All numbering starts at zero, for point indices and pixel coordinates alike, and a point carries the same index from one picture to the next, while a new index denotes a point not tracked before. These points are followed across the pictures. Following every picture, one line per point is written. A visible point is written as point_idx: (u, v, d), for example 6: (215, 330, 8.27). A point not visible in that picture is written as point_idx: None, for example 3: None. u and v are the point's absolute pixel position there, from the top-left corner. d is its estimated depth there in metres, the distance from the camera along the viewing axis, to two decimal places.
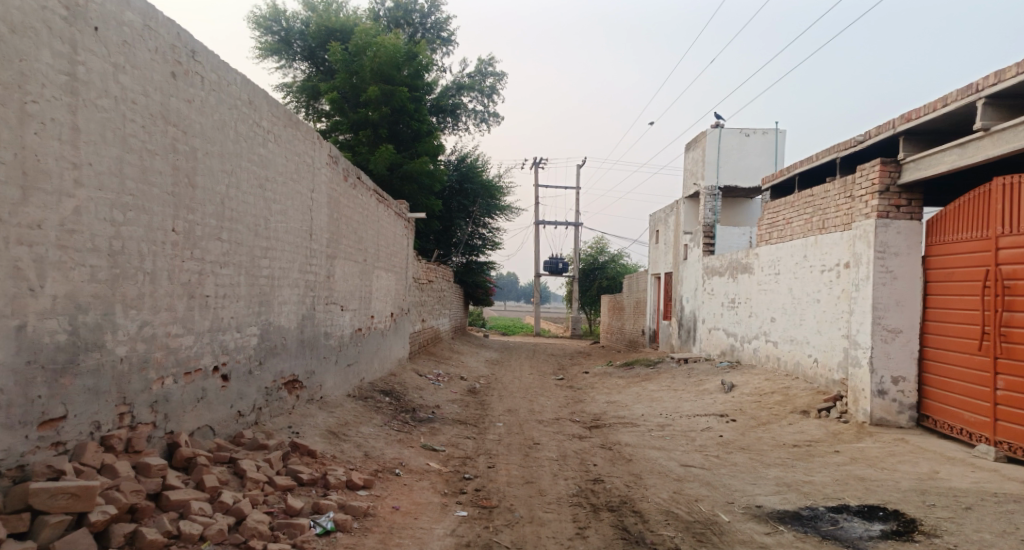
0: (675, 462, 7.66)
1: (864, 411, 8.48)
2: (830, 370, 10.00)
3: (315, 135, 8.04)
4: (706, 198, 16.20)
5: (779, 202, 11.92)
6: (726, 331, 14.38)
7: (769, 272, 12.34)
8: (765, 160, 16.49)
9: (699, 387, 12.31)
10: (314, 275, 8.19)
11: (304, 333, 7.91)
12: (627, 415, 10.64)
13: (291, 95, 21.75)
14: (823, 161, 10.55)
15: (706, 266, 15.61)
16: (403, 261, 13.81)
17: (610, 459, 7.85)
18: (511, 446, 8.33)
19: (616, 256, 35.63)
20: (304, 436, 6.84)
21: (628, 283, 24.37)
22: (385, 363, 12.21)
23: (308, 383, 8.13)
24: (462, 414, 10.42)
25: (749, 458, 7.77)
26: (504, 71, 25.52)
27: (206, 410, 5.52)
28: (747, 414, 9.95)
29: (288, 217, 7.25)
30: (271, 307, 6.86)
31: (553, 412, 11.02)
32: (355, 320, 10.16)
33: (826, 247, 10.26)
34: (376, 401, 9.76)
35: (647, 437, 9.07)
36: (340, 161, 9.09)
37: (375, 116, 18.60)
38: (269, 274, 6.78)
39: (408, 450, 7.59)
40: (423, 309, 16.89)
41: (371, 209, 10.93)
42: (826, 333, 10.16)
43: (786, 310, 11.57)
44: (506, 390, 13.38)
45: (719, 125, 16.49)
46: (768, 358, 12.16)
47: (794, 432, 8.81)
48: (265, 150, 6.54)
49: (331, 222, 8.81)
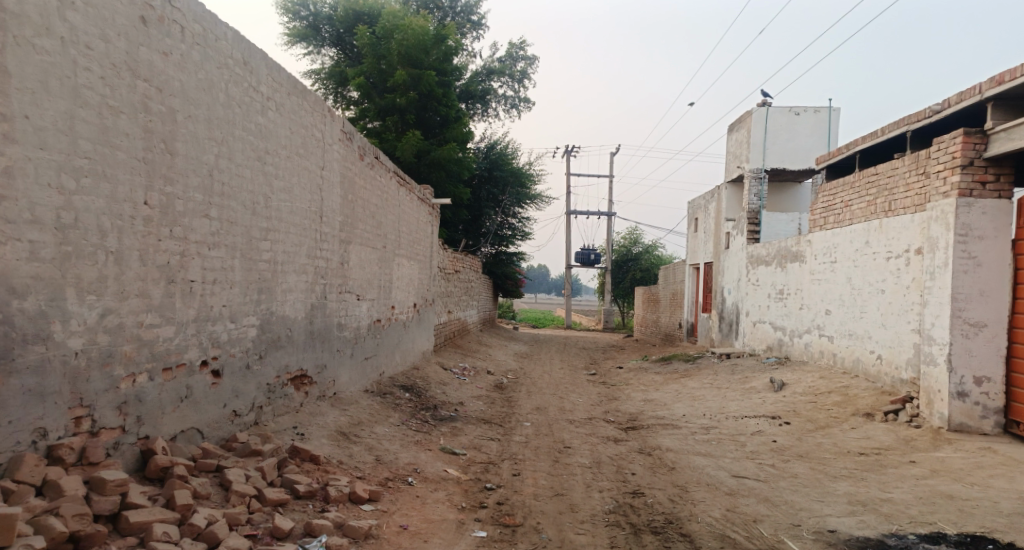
0: (724, 472, 6.81)
1: (940, 415, 7.78)
2: (896, 368, 9.09)
3: (325, 107, 7.29)
4: (751, 181, 15.28)
5: (836, 184, 11.05)
6: (772, 325, 13.45)
7: (823, 261, 11.39)
8: (816, 140, 15.39)
9: (744, 385, 11.43)
10: (325, 262, 7.47)
11: (314, 324, 7.21)
12: (666, 416, 9.80)
13: (318, 82, 21.09)
14: (890, 136, 9.80)
15: (751, 256, 14.68)
16: (426, 250, 13.06)
17: (650, 466, 7.03)
18: (539, 450, 7.55)
19: (649, 248, 34.66)
20: (310, 439, 6.14)
21: (663, 275, 23.39)
22: (408, 356, 11.52)
23: (319, 379, 7.43)
24: (488, 412, 9.67)
25: (810, 469, 6.94)
26: (536, 55, 24.65)
27: (193, 411, 4.76)
28: (801, 416, 9.09)
29: (293, 197, 6.51)
30: (273, 295, 6.16)
31: (585, 410, 10.22)
32: (373, 310, 9.44)
33: (893, 232, 9.37)
34: (394, 398, 9.04)
35: (690, 441, 8.24)
36: (355, 139, 8.37)
37: (403, 102, 17.86)
38: (271, 259, 6.08)
39: (426, 454, 6.85)
40: (450, 300, 16.17)
41: (391, 191, 10.19)
42: (891, 327, 9.27)
43: (843, 302, 10.64)
44: (536, 386, 12.59)
45: (766, 104, 15.48)
46: (822, 354, 11.23)
47: (858, 438, 7.96)
48: (264, 118, 5.80)
49: (344, 204, 8.08)
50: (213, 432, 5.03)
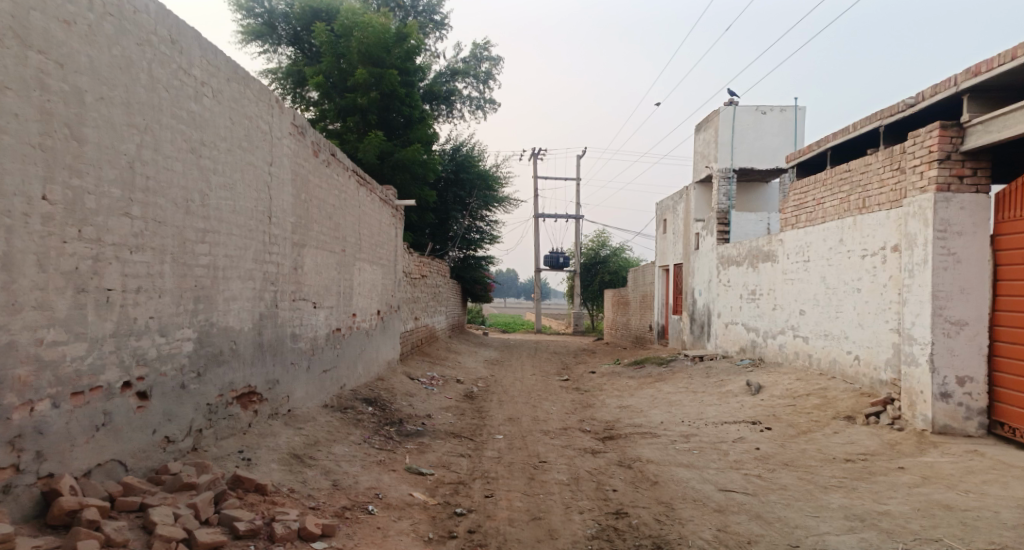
0: (710, 485, 6.33)
1: (924, 418, 7.40)
2: (875, 369, 8.73)
3: (273, 98, 6.70)
4: (720, 181, 14.92)
5: (808, 181, 10.67)
6: (745, 326, 13.09)
7: (797, 260, 11.02)
8: (784, 140, 15.05)
9: (721, 389, 11.04)
10: (275, 267, 6.87)
11: (263, 336, 6.61)
12: (643, 423, 9.33)
13: (275, 81, 20.34)
14: (862, 132, 9.43)
15: (722, 256, 14.32)
16: (390, 254, 12.47)
17: (631, 481, 6.56)
18: (512, 466, 7.02)
19: (618, 250, 34.41)
20: (256, 465, 5.56)
21: (632, 277, 23.01)
22: (372, 366, 10.92)
23: (270, 395, 6.83)
24: (456, 424, 9.12)
25: (797, 478, 6.50)
26: (501, 56, 24.17)
27: (114, 441, 4.24)
28: (781, 420, 8.67)
29: (236, 195, 5.94)
30: (214, 304, 5.58)
31: (559, 420, 9.72)
32: (332, 319, 8.84)
33: (869, 229, 9.01)
34: (355, 413, 8.44)
35: (670, 450, 7.78)
36: (308, 134, 7.78)
37: (364, 102, 17.23)
38: (210, 264, 5.50)
39: (388, 476, 6.28)
40: (416, 306, 15.58)
41: (350, 191, 9.59)
42: (869, 327, 8.91)
43: (818, 302, 10.27)
44: (507, 394, 12.05)
45: (733, 103, 15.15)
46: (797, 355, 10.87)
47: (842, 443, 7.55)
48: (196, 106, 5.24)
49: (297, 205, 7.48)
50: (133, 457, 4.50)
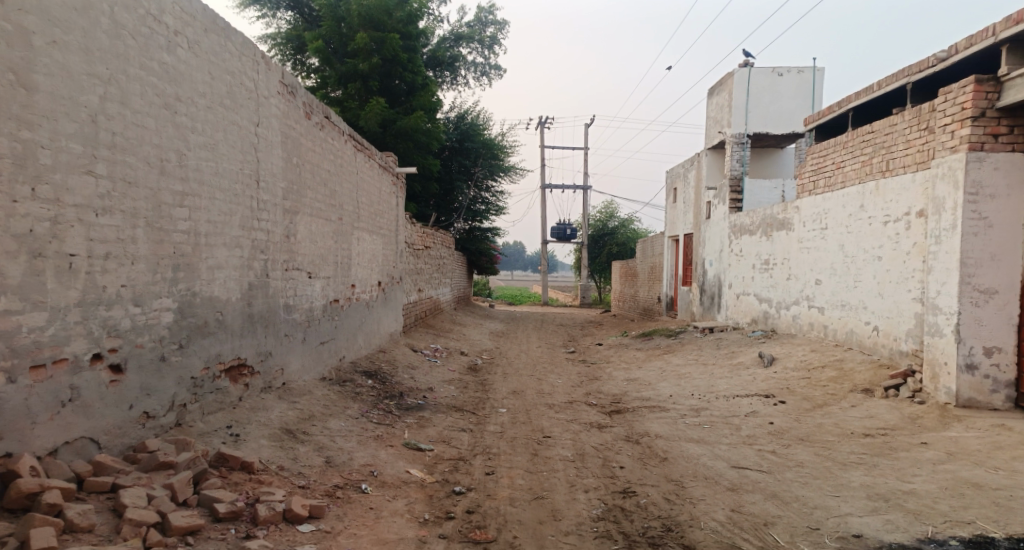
0: (722, 462, 6.03)
1: (947, 391, 7.07)
2: (895, 340, 8.38)
3: (258, 53, 6.32)
4: (732, 147, 14.47)
5: (826, 144, 10.25)
6: (757, 297, 12.73)
7: (813, 228, 10.63)
8: (800, 103, 14.51)
9: (732, 361, 10.71)
10: (265, 234, 6.54)
11: (253, 307, 6.30)
12: (652, 397, 9.03)
13: (274, 47, 19.83)
14: (887, 90, 9.01)
15: (734, 225, 13.92)
16: (391, 223, 12.13)
17: (639, 456, 6.28)
18: (515, 441, 6.73)
19: (626, 221, 33.99)
20: (245, 441, 5.29)
21: (640, 248, 22.62)
22: (373, 338, 10.64)
23: (262, 368, 6.54)
24: (459, 397, 8.84)
25: (813, 454, 6.20)
26: (506, 20, 23.56)
27: (83, 418, 4.08)
28: (796, 394, 8.34)
29: (219, 156, 5.61)
30: (197, 273, 5.27)
31: (565, 393, 9.43)
32: (329, 290, 8.53)
33: (892, 194, 8.61)
34: (354, 386, 8.15)
35: (680, 424, 7.48)
36: (299, 94, 7.41)
37: (366, 68, 16.77)
38: (191, 229, 5.19)
39: (386, 452, 5.99)
40: (420, 278, 15.25)
41: (346, 156, 9.23)
42: (890, 297, 8.55)
43: (835, 271, 9.89)
44: (512, 367, 11.76)
45: (748, 65, 14.66)
46: (812, 327, 10.52)
47: (860, 417, 7.22)
48: (170, 57, 4.91)
49: (288, 168, 7.13)
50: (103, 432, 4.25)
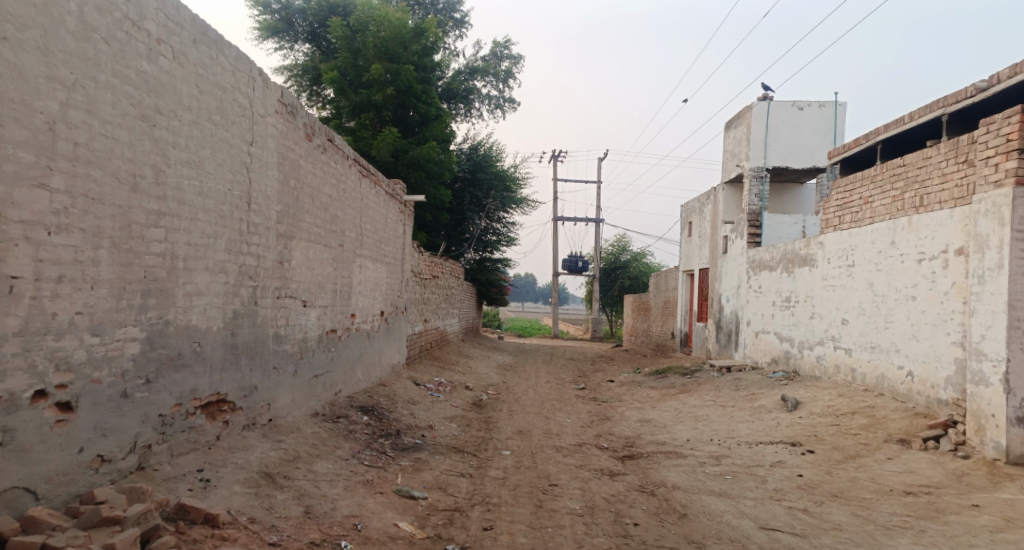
0: (749, 522, 5.41)
1: (996, 445, 6.43)
2: (932, 387, 7.76)
3: (255, 68, 5.87)
4: (751, 180, 13.93)
5: (853, 178, 9.70)
6: (778, 335, 12.12)
7: (838, 264, 10.05)
8: (822, 137, 14.03)
9: (752, 403, 10.08)
10: (255, 260, 6.03)
11: (237, 337, 5.77)
12: (667, 441, 8.41)
13: (290, 78, 19.60)
14: (920, 122, 8.48)
15: (753, 260, 13.36)
16: (397, 252, 11.62)
17: (655, 511, 5.68)
18: (518, 489, 6.14)
19: (639, 255, 33.48)
20: (216, 489, 4.74)
21: (653, 282, 22.05)
22: (373, 371, 10.09)
23: (246, 405, 5.99)
24: (461, 437, 8.26)
25: (850, 515, 5.57)
26: (522, 53, 23.30)
27: (19, 464, 3.66)
28: (825, 443, 7.71)
29: (204, 175, 5.13)
30: (172, 299, 4.76)
31: (574, 434, 8.84)
32: (326, 320, 8.01)
33: (926, 230, 8.05)
34: (348, 424, 7.59)
35: (698, 474, 6.87)
36: (300, 115, 6.97)
37: (379, 98, 16.42)
38: (167, 253, 4.68)
39: (375, 501, 5.41)
40: (426, 308, 14.72)
41: (350, 181, 8.76)
42: (926, 340, 7.94)
43: (864, 310, 9.29)
44: (519, 403, 11.19)
45: (767, 97, 14.18)
46: (838, 369, 9.89)
47: (898, 472, 6.57)
48: (150, 66, 4.44)
49: (283, 192, 6.64)
50: (41, 476, 3.76)
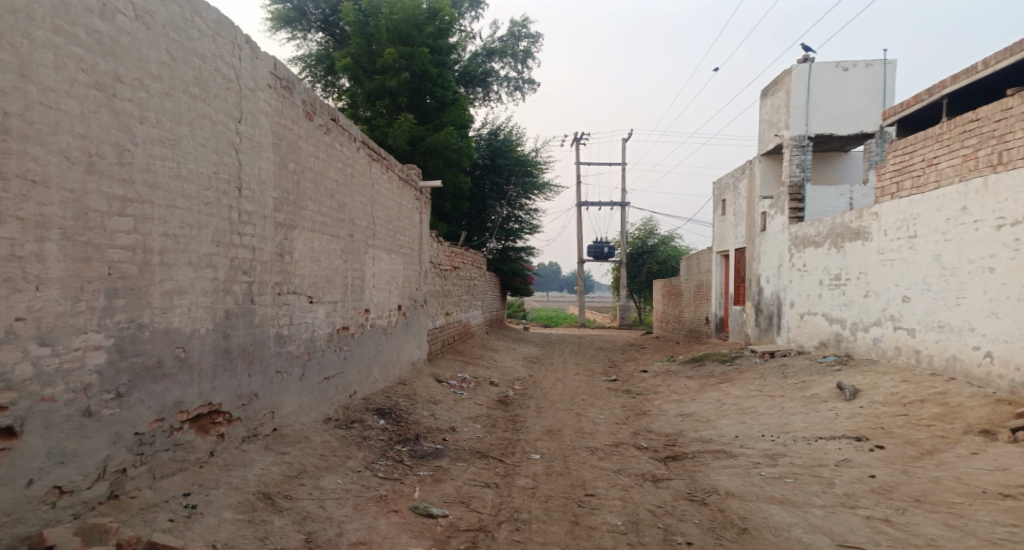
0: (823, 537, 4.68)
1: None
2: (1019, 368, 6.97)
3: (240, 35, 5.20)
4: (792, 150, 13.10)
5: (915, 137, 8.79)
6: (825, 318, 11.27)
7: (897, 236, 9.19)
8: (869, 101, 13.01)
9: (803, 392, 9.28)
10: (250, 253, 5.35)
11: (230, 341, 5.10)
12: (713, 438, 7.66)
13: (304, 69, 18.97)
14: (999, 68, 7.59)
15: (795, 238, 12.49)
16: (414, 243, 10.94)
17: (718, 523, 4.97)
18: (552, 502, 5.44)
19: (666, 238, 32.52)
20: (202, 516, 4.12)
21: (684, 265, 21.18)
22: (392, 369, 9.44)
23: (245, 414, 5.35)
24: (487, 439, 7.57)
25: (940, 526, 4.80)
26: (540, 33, 22.45)
27: None
28: (892, 436, 6.92)
29: (185, 156, 4.49)
30: (146, 299, 4.13)
31: (610, 432, 8.12)
32: (337, 317, 7.35)
33: (1007, 191, 7.19)
34: (362, 429, 6.94)
35: (753, 477, 6.13)
36: (297, 91, 6.30)
37: (395, 84, 15.70)
38: (138, 245, 4.06)
39: (388, 523, 4.74)
40: (448, 300, 14.02)
41: (359, 164, 8.07)
42: (1011, 315, 7.11)
43: (929, 286, 8.45)
44: (548, 398, 10.48)
45: (809, 60, 13.28)
46: (898, 351, 9.09)
47: (983, 470, 5.77)
48: (103, 28, 3.84)
49: (281, 176, 5.96)
50: None
